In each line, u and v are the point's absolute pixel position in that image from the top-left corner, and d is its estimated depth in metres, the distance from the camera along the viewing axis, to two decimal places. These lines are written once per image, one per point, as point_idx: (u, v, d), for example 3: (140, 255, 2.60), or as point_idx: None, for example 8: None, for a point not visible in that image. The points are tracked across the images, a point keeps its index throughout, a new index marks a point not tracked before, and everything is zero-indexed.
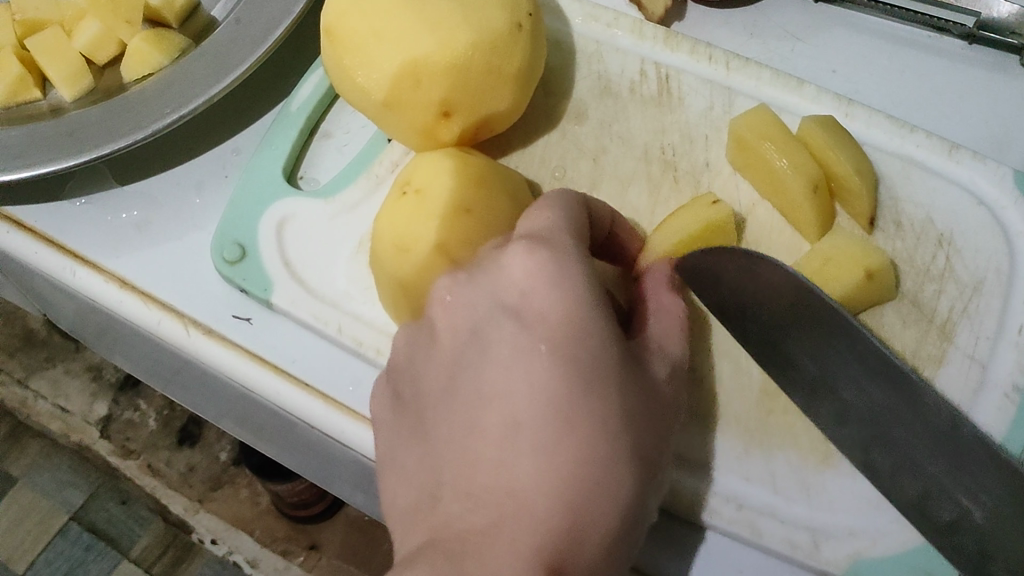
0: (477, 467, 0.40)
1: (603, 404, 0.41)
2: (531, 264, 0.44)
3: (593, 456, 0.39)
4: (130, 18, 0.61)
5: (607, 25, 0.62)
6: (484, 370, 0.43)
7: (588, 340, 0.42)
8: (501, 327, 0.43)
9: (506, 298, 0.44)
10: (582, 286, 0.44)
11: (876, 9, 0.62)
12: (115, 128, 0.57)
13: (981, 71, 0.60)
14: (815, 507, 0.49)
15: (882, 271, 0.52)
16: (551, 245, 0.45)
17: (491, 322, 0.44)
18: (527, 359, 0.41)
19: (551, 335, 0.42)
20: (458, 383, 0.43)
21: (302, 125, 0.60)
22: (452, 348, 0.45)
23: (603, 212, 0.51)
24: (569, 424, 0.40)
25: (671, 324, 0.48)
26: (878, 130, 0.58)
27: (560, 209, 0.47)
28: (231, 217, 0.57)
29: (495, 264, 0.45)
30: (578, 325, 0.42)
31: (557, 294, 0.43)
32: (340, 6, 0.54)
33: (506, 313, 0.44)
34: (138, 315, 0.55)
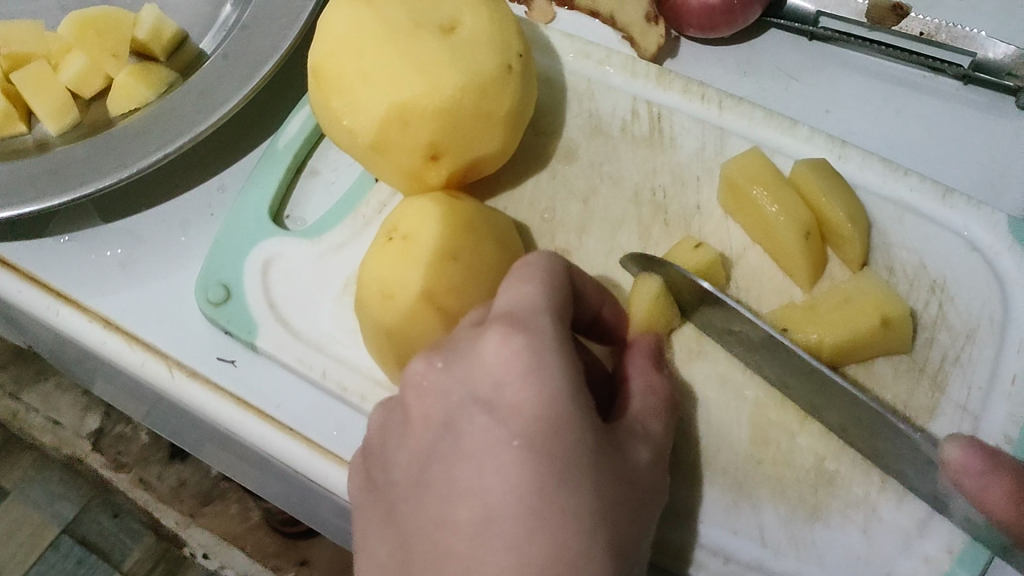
0: (447, 562, 0.39)
1: (575, 498, 0.40)
2: (507, 351, 0.43)
3: (566, 554, 0.38)
4: (117, 51, 0.61)
5: (598, 62, 0.61)
6: (455, 460, 0.41)
7: (563, 431, 0.41)
8: (473, 416, 0.42)
9: (480, 385, 0.43)
10: (558, 374, 0.42)
11: (868, 48, 0.61)
12: (99, 165, 0.56)
13: (975, 112, 0.59)
14: (804, 560, 0.49)
15: (900, 320, 0.52)
16: (526, 330, 0.43)
17: (464, 410, 0.43)
18: (499, 450, 0.40)
19: (522, 424, 0.41)
20: (431, 469, 0.42)
21: (289, 161, 0.59)
22: (424, 433, 0.44)
23: (591, 285, 0.50)
24: (540, 519, 0.39)
25: (656, 404, 0.48)
26: (870, 172, 0.57)
27: (540, 284, 0.46)
28: (215, 259, 0.56)
29: (471, 347, 0.44)
30: (553, 415, 0.41)
31: (531, 383, 0.42)
32: (328, 45, 0.54)
33: (479, 401, 0.42)
34: (121, 355, 0.54)
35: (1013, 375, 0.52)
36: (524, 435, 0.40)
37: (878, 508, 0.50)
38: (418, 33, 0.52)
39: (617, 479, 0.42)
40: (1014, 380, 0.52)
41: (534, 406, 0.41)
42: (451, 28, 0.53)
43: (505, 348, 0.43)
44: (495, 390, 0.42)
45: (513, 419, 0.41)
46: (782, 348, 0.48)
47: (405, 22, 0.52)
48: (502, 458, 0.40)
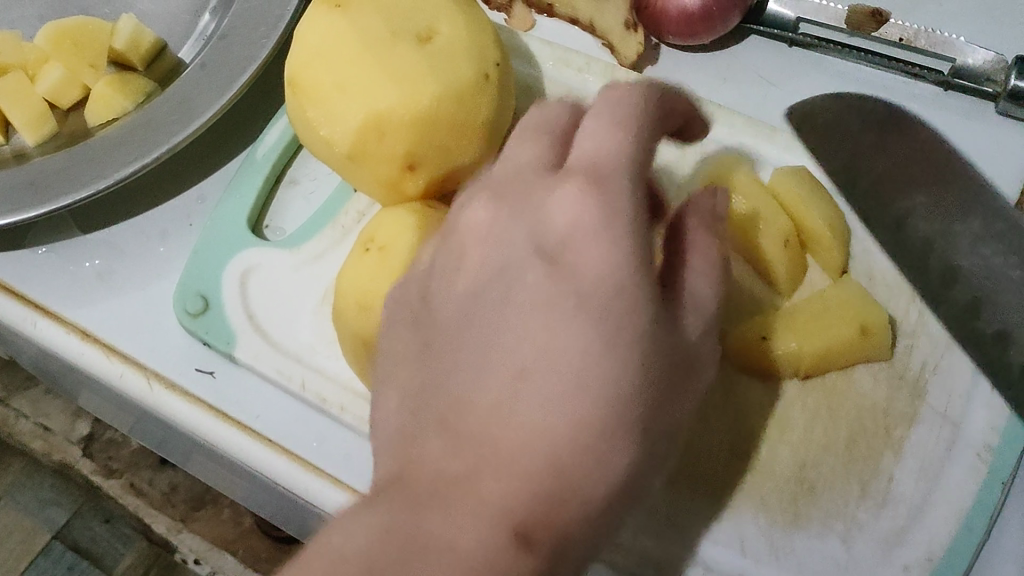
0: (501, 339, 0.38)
1: (622, 378, 0.36)
2: (573, 212, 0.38)
3: (594, 427, 0.35)
4: (95, 62, 0.61)
5: (578, 69, 0.61)
6: (509, 307, 0.38)
7: (622, 302, 0.36)
8: (526, 271, 0.38)
9: (546, 242, 0.39)
10: (630, 247, 0.37)
11: (848, 54, 0.61)
12: (77, 176, 0.56)
13: (955, 118, 0.59)
14: (784, 569, 0.48)
15: (880, 328, 0.52)
16: (608, 190, 0.38)
17: (521, 264, 0.39)
18: (551, 301, 0.37)
19: (581, 291, 0.37)
20: (479, 320, 0.39)
21: (267, 171, 0.59)
22: (477, 265, 0.41)
23: (681, 105, 0.44)
24: (581, 386, 0.35)
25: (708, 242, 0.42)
26: (851, 179, 0.57)
27: (616, 115, 0.40)
28: (192, 270, 0.56)
29: (538, 197, 0.40)
30: (619, 292, 0.36)
31: (591, 198, 0.38)
32: (303, 56, 0.54)
33: (539, 256, 0.39)
34: (99, 366, 0.54)
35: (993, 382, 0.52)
36: (620, 285, 0.36)
37: (857, 516, 0.50)
38: (394, 42, 0.52)
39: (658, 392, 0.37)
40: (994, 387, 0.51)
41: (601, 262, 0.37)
42: (428, 37, 0.53)
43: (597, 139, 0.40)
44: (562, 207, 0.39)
45: (570, 282, 0.37)
46: (940, 182, 0.54)
47: (380, 31, 0.52)
48: (552, 311, 0.37)
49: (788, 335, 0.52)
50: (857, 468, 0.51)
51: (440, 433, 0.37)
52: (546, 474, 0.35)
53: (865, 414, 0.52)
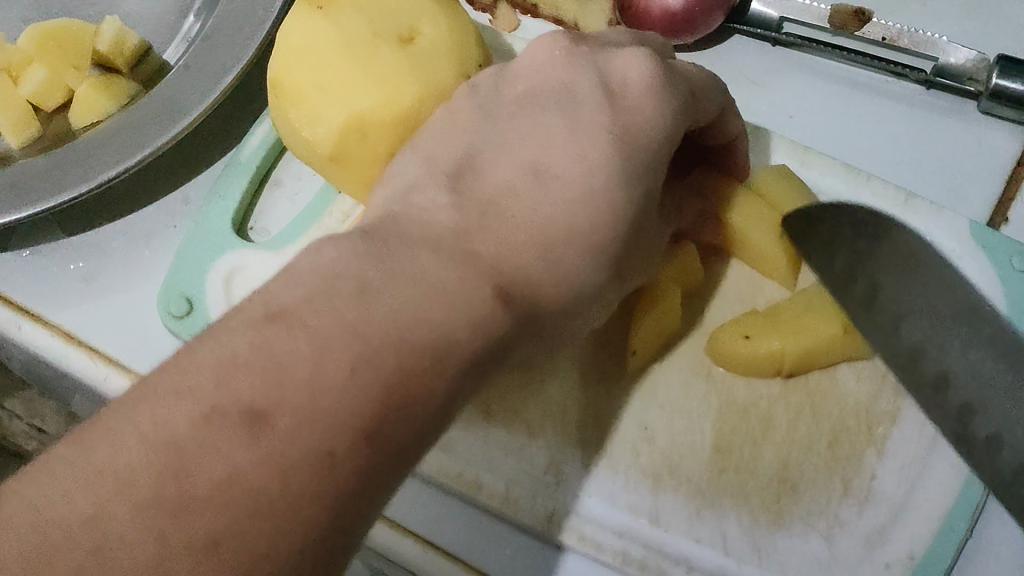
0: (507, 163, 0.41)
1: (620, 209, 0.41)
2: (639, 78, 0.44)
3: (585, 235, 0.40)
4: (78, 64, 0.61)
5: None
6: (522, 115, 0.43)
7: (645, 157, 0.42)
8: (555, 102, 0.43)
9: (608, 79, 0.44)
10: (669, 114, 0.44)
11: (831, 54, 0.61)
12: (61, 178, 0.56)
13: (937, 117, 0.59)
14: (768, 567, 0.48)
15: (853, 330, 0.52)
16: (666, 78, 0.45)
17: (553, 95, 0.44)
18: (586, 120, 0.42)
19: (622, 126, 0.42)
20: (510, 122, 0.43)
21: (251, 173, 0.59)
22: (512, 91, 0.45)
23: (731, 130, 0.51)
24: (590, 186, 0.40)
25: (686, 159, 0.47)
26: (833, 177, 0.57)
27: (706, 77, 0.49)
28: (178, 272, 0.56)
29: (608, 59, 0.45)
30: (643, 145, 0.42)
31: (652, 99, 0.44)
32: (286, 57, 0.54)
33: (567, 94, 0.44)
34: (83, 368, 0.54)
35: None
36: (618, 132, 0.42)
37: (840, 515, 0.49)
38: (377, 43, 0.52)
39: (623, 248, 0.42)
40: None
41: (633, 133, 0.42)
42: (410, 38, 0.53)
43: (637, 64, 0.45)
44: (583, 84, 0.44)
45: (614, 112, 0.43)
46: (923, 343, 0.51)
47: (363, 33, 0.52)
48: (585, 125, 0.42)
49: (769, 336, 0.52)
50: (840, 467, 0.51)
51: (450, 188, 0.40)
52: (535, 277, 0.38)
53: (848, 413, 0.52)
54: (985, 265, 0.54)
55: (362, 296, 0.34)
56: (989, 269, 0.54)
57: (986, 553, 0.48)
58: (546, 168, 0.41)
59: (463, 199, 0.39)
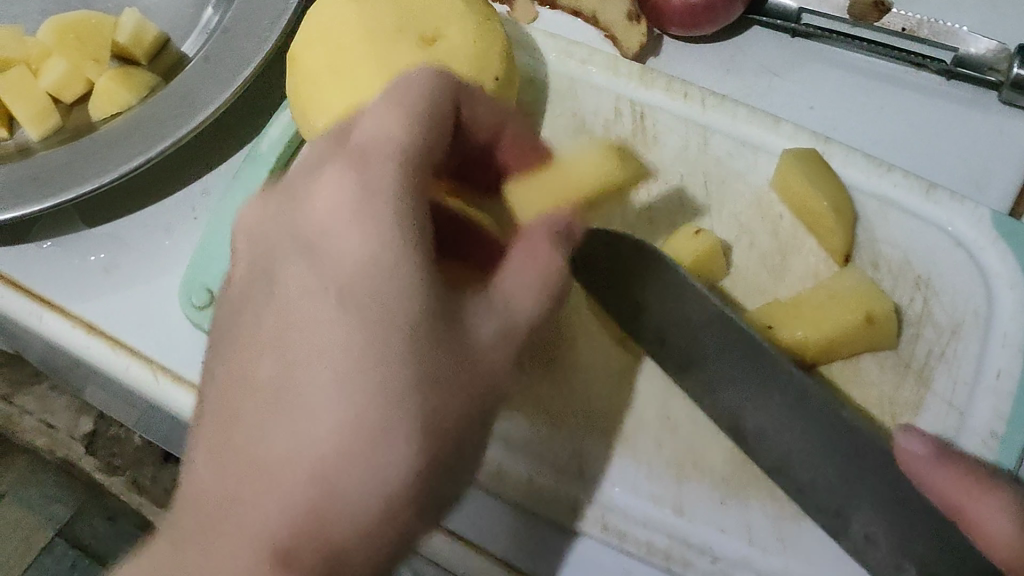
0: (299, 341, 0.40)
1: (399, 373, 0.39)
2: (330, 202, 0.42)
3: (327, 481, 0.38)
4: (98, 57, 0.62)
5: (581, 61, 0.61)
6: (274, 313, 0.42)
7: (369, 351, 0.39)
8: (292, 262, 0.42)
9: (302, 229, 0.42)
10: (363, 236, 0.41)
11: (850, 44, 0.61)
12: (82, 169, 0.56)
13: (957, 107, 0.59)
14: (793, 557, 0.49)
15: (884, 317, 0.52)
16: (365, 166, 0.42)
17: (284, 247, 0.43)
18: (312, 305, 0.41)
19: (338, 282, 0.40)
20: (317, 256, 0.41)
21: (272, 165, 0.59)
22: (258, 237, 0.44)
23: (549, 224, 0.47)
24: (353, 437, 0.38)
25: (532, 278, 0.44)
26: (854, 168, 0.57)
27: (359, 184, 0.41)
28: (197, 263, 0.56)
29: (310, 185, 0.43)
30: (324, 337, 0.40)
31: (343, 220, 0.41)
32: (303, 39, 0.55)
33: (299, 245, 0.42)
34: (105, 359, 0.54)
35: (998, 371, 0.51)
36: (365, 321, 0.40)
37: None
38: (396, 40, 0.53)
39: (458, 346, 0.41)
40: (998, 376, 0.51)
41: (371, 303, 0.40)
42: (433, 39, 0.54)
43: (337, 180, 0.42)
44: (346, 243, 0.41)
45: (321, 269, 0.41)
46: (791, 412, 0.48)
47: (386, 27, 0.53)
48: (324, 320, 0.40)
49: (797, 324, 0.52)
50: None
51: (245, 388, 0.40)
52: (338, 495, 0.38)
53: (872, 404, 0.52)
54: (1006, 255, 0.54)
55: (318, 478, 0.38)
56: (1008, 255, 0.54)
57: None
58: (288, 377, 0.40)
59: (230, 399, 0.41)
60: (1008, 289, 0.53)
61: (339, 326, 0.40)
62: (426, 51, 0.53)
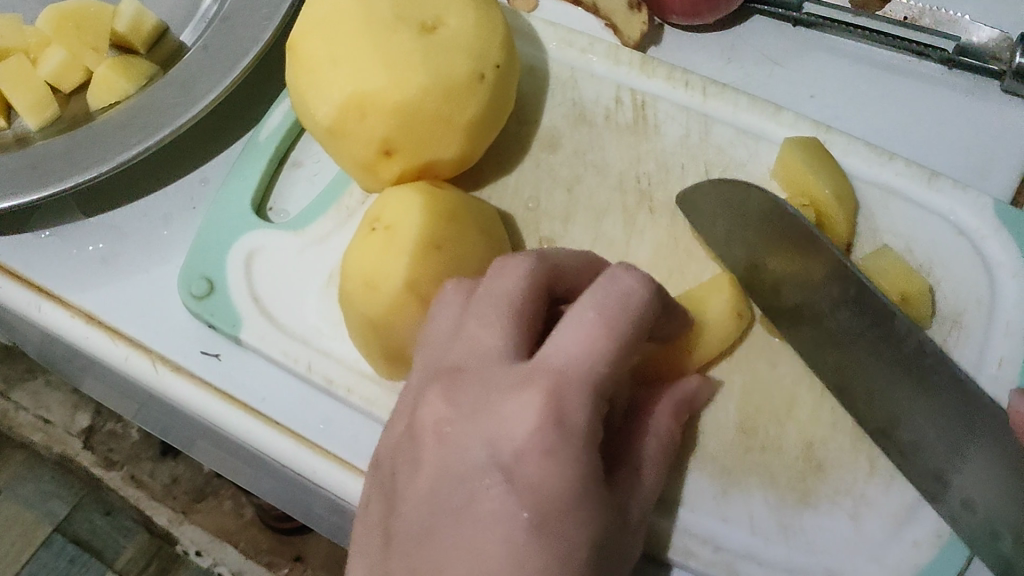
0: (480, 458, 0.39)
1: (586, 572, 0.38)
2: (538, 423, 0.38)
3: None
4: (97, 44, 0.61)
5: (582, 50, 0.61)
6: (484, 437, 0.39)
7: (573, 516, 0.38)
8: (490, 481, 0.38)
9: (503, 450, 0.39)
10: (571, 482, 0.38)
11: (851, 33, 0.61)
12: (81, 158, 0.56)
13: (958, 96, 0.59)
14: (795, 546, 0.49)
15: (917, 295, 0.52)
16: (562, 410, 0.38)
17: (481, 469, 0.39)
18: (507, 517, 0.37)
19: (540, 506, 0.37)
20: (481, 414, 0.40)
21: (270, 154, 0.59)
22: (478, 333, 0.43)
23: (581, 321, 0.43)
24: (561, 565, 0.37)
25: (660, 453, 0.46)
26: (855, 157, 0.57)
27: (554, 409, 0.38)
28: (196, 253, 0.56)
29: (506, 400, 0.40)
30: (569, 478, 0.38)
31: (550, 465, 0.38)
32: (305, 23, 0.55)
33: (500, 466, 0.39)
34: (105, 349, 0.54)
35: (1000, 359, 0.52)
36: (536, 515, 0.37)
37: (866, 493, 0.50)
38: (396, 27, 0.52)
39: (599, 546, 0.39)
40: (1000, 364, 0.52)
41: (550, 492, 0.37)
42: (434, 27, 0.53)
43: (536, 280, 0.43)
44: (519, 421, 0.39)
45: (524, 495, 0.38)
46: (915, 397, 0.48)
47: (386, 13, 0.53)
48: (510, 518, 0.37)
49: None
50: (866, 446, 0.51)
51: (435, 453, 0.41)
52: None
53: None
54: (1008, 244, 0.54)
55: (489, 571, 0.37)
56: (1011, 244, 0.54)
57: None
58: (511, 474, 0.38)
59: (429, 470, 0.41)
60: (1011, 279, 0.53)
61: (530, 482, 0.38)
62: (426, 37, 0.52)
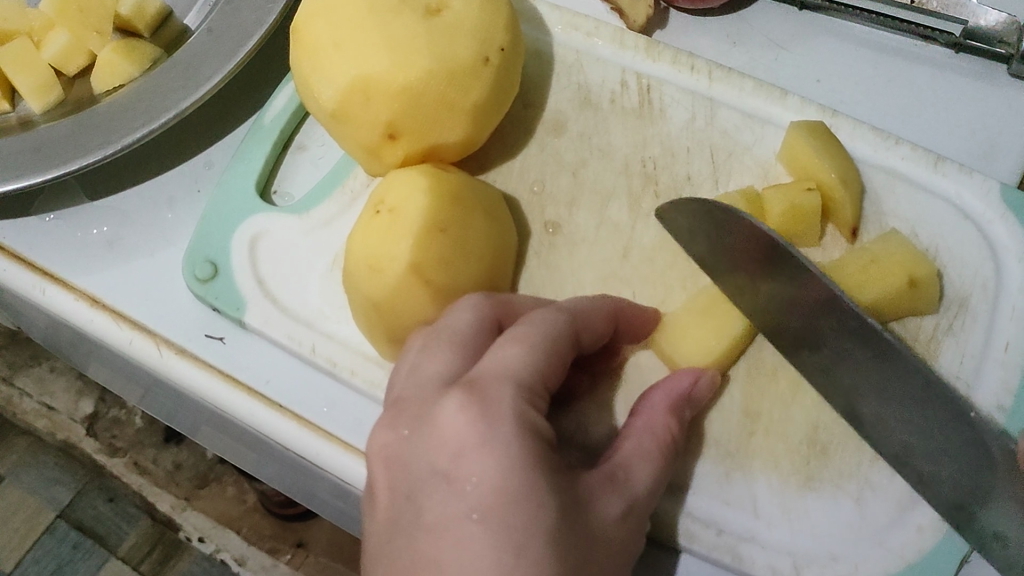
0: (426, 468, 0.40)
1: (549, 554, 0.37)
2: (466, 419, 0.40)
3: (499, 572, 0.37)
4: (100, 27, 0.60)
5: (587, 34, 0.61)
6: (429, 450, 0.40)
7: (524, 503, 0.38)
8: (433, 489, 0.40)
9: (438, 458, 0.40)
10: (516, 465, 0.39)
11: (858, 16, 0.61)
12: (85, 141, 0.56)
13: (965, 80, 0.59)
14: (798, 530, 0.49)
15: (926, 280, 0.52)
16: (488, 401, 0.40)
17: (424, 481, 0.40)
18: (456, 521, 0.38)
19: (483, 501, 0.38)
20: (419, 435, 0.41)
21: (274, 137, 0.59)
22: (425, 369, 0.44)
23: (548, 336, 0.43)
24: (516, 552, 0.37)
25: (649, 445, 0.45)
26: (862, 142, 0.57)
27: (480, 410, 0.40)
28: (201, 236, 0.56)
29: (429, 415, 0.41)
30: (509, 468, 0.38)
31: (484, 457, 0.39)
32: (310, 7, 0.54)
33: (438, 474, 0.40)
34: (109, 333, 0.54)
35: (1006, 343, 0.51)
36: (484, 510, 0.38)
37: (871, 477, 0.50)
38: (401, 11, 0.52)
39: (567, 535, 0.39)
40: (1006, 348, 0.51)
41: (491, 485, 0.38)
42: (438, 10, 0.53)
43: (478, 312, 0.46)
44: (451, 426, 0.40)
45: (469, 496, 0.38)
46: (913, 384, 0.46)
47: None
48: (460, 524, 0.38)
49: (842, 290, 0.52)
50: None
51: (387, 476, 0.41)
52: None
53: None
54: (1014, 228, 0.54)
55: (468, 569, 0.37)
56: (1017, 229, 0.54)
57: None
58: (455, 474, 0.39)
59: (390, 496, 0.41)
60: (1017, 262, 0.53)
61: (471, 480, 0.39)
62: (429, 22, 0.52)
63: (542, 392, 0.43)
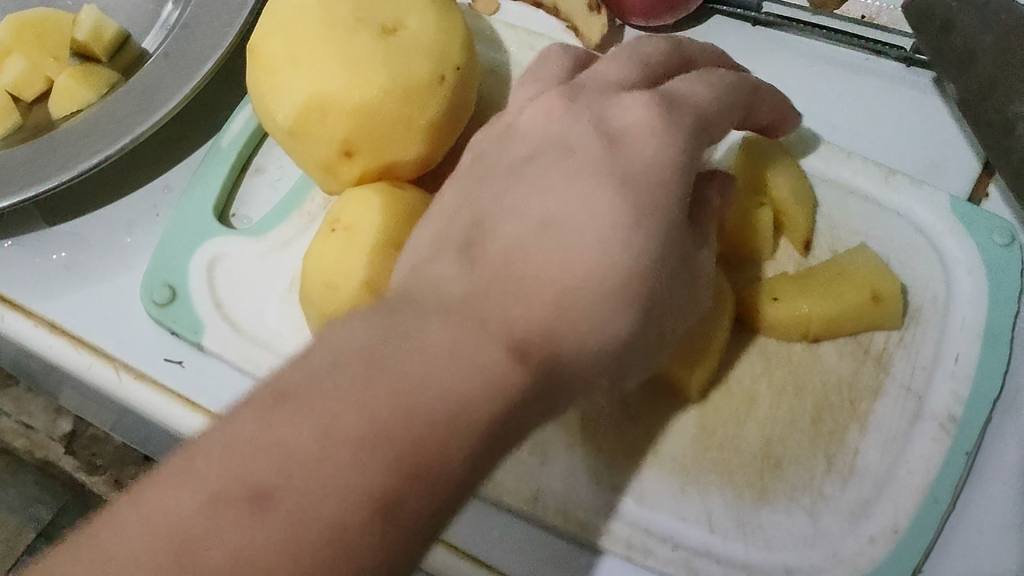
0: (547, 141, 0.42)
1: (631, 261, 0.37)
2: (644, 112, 0.41)
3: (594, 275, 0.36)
4: (57, 54, 0.62)
5: (542, 52, 0.62)
6: (572, 126, 0.41)
7: (652, 217, 0.38)
8: (557, 155, 0.40)
9: (574, 134, 0.41)
10: (667, 164, 0.40)
11: (809, 32, 0.62)
12: (42, 167, 0.56)
13: (916, 93, 0.59)
14: (751, 544, 0.49)
15: (891, 296, 0.52)
16: (675, 108, 0.42)
17: (548, 151, 0.41)
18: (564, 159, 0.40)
19: (633, 178, 0.39)
20: (561, 126, 0.42)
21: (232, 160, 0.59)
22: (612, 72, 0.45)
23: (723, 78, 0.46)
24: (632, 231, 0.37)
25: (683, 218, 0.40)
26: (817, 155, 0.58)
27: (674, 107, 0.42)
28: (161, 260, 0.56)
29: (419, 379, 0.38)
30: (656, 170, 0.39)
31: (655, 142, 0.40)
32: (269, 25, 0.55)
33: (561, 149, 0.40)
34: (67, 358, 0.54)
35: (956, 355, 0.51)
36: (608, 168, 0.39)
37: (824, 490, 0.50)
38: (357, 29, 0.53)
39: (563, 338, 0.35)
40: (957, 360, 0.51)
41: (638, 163, 0.39)
42: (394, 29, 0.54)
43: (699, 88, 0.44)
44: (632, 114, 0.41)
45: (622, 160, 0.39)
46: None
47: (347, 17, 0.53)
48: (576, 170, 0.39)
49: (799, 299, 0.52)
50: (823, 442, 0.51)
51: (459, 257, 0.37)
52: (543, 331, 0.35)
53: (830, 388, 0.52)
54: (964, 240, 0.54)
55: (407, 326, 0.33)
56: (967, 240, 0.54)
57: (971, 528, 0.48)
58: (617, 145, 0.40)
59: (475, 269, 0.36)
60: (967, 273, 0.54)
61: (619, 123, 0.41)
62: (385, 41, 0.53)
63: (686, 114, 0.42)
